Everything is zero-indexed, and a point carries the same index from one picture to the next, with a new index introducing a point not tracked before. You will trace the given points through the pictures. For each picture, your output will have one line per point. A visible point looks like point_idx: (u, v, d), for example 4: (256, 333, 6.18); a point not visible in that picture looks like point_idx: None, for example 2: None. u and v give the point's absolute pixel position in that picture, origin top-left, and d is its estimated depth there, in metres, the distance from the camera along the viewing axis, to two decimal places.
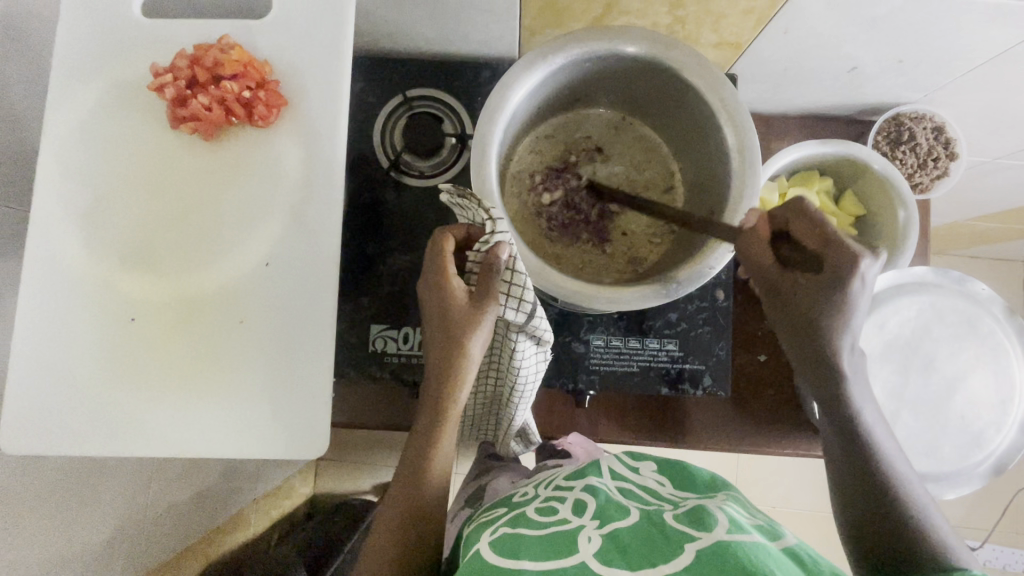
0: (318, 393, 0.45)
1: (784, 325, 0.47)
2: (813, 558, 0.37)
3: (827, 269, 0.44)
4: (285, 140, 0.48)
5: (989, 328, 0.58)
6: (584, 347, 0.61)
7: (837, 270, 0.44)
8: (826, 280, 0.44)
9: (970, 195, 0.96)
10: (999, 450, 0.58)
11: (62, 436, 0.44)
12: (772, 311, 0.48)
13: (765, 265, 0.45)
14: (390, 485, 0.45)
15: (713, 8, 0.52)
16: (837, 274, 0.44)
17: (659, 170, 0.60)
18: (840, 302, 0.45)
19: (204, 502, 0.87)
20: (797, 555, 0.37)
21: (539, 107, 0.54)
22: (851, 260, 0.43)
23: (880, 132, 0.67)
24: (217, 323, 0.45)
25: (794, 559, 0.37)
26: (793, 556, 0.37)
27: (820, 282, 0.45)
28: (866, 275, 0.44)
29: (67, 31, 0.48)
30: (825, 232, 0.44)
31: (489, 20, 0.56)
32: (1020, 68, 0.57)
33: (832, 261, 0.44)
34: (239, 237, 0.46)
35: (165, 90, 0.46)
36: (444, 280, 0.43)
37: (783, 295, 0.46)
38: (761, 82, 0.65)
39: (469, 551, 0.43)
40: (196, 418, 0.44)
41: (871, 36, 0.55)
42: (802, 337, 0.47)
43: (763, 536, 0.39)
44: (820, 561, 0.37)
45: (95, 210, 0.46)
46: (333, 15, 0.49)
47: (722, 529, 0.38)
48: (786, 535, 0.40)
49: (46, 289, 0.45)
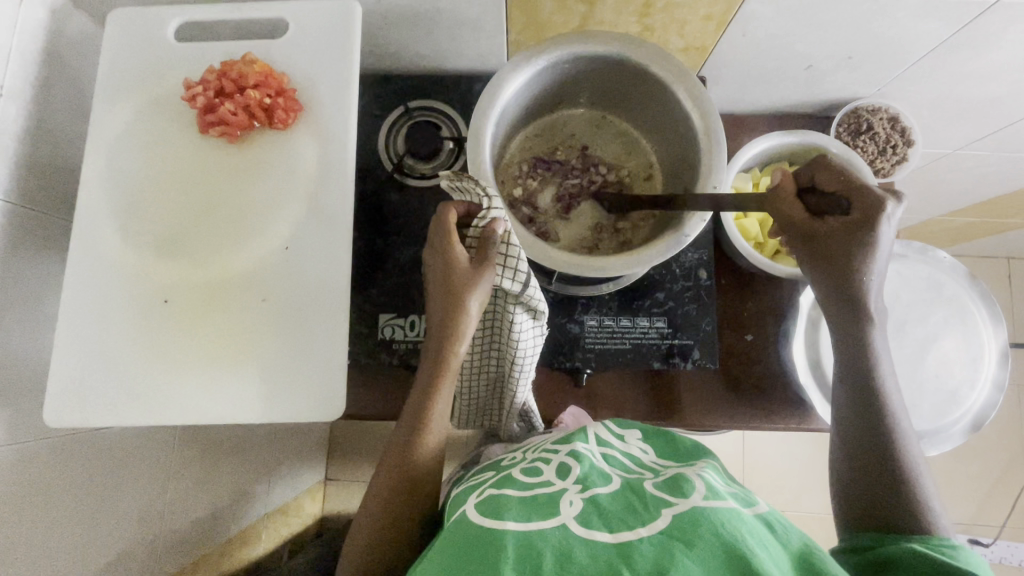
0: (335, 359, 0.51)
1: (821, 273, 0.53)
2: (785, 527, 0.38)
3: (856, 211, 0.51)
4: (302, 141, 0.54)
5: (954, 292, 0.63)
6: (579, 326, 0.65)
7: (863, 210, 0.50)
8: (855, 221, 0.50)
9: (942, 191, 1.01)
10: (976, 406, 0.61)
11: (106, 405, 0.49)
12: (805, 258, 0.54)
13: (794, 215, 0.53)
14: (392, 431, 0.50)
15: (677, 15, 0.59)
16: (864, 216, 0.50)
17: (639, 161, 0.66)
18: (869, 242, 0.50)
19: (223, 516, 0.88)
20: (770, 523, 0.38)
21: (527, 106, 0.61)
22: (873, 200, 0.50)
23: (841, 123, 0.73)
24: (242, 302, 0.51)
25: (769, 527, 0.38)
26: (768, 525, 0.38)
27: (849, 224, 0.51)
28: (893, 218, 0.50)
29: (112, 57, 0.55)
30: (845, 177, 0.51)
31: (479, 36, 0.63)
32: (960, 58, 0.63)
33: (857, 203, 0.51)
34: (261, 226, 0.53)
35: (196, 100, 0.52)
36: (448, 246, 0.48)
37: (816, 243, 0.52)
38: (729, 84, 0.71)
39: (455, 513, 0.44)
40: (223, 385, 0.50)
41: (820, 35, 0.61)
42: (836, 276, 0.52)
43: (738, 502, 0.39)
44: (791, 530, 0.38)
45: (137, 207, 0.52)
46: (342, 32, 0.56)
47: (699, 495, 0.39)
48: (760, 501, 0.41)
49: (88, 278, 0.51)
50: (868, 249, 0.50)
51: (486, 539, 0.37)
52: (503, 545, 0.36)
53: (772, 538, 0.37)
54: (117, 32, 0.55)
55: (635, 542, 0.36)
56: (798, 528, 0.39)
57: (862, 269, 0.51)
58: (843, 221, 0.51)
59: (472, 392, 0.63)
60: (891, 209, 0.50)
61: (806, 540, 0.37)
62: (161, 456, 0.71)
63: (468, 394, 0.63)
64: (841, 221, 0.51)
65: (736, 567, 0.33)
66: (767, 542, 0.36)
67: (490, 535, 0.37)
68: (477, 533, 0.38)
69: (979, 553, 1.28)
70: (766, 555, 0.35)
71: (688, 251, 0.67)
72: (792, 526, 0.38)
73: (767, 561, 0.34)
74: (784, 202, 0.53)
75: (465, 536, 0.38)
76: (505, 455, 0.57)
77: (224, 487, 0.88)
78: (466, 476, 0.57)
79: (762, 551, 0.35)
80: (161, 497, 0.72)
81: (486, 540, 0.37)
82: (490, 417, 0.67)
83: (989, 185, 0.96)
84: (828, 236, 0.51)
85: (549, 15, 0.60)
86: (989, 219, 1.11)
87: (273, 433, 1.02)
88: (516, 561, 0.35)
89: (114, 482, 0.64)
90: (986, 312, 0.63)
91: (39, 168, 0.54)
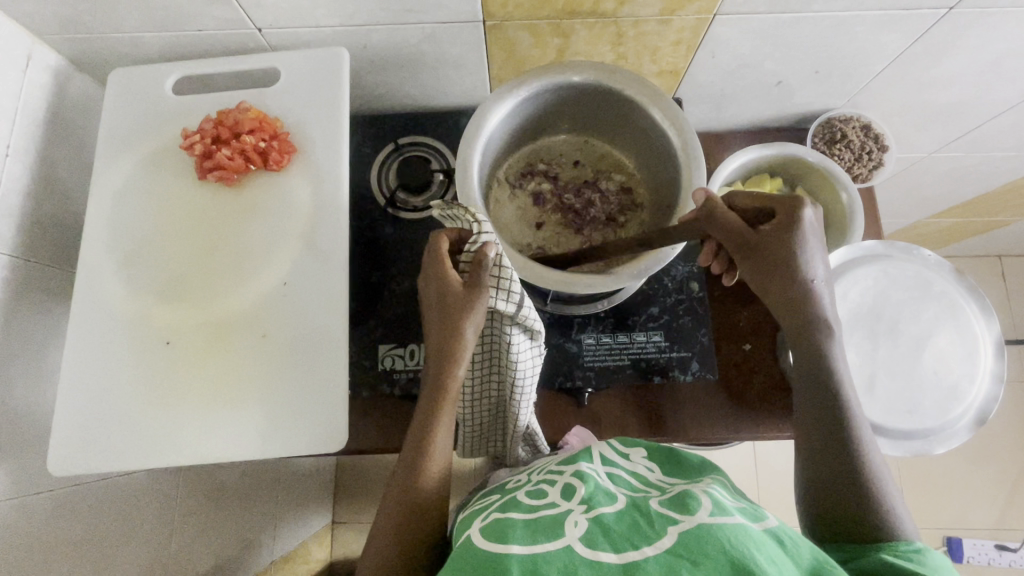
0: (336, 390, 0.52)
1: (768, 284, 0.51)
2: (795, 541, 0.38)
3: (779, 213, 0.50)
4: (296, 180, 0.56)
5: (942, 288, 0.64)
6: (577, 346, 0.66)
7: (786, 210, 0.50)
8: (783, 221, 0.50)
9: (922, 195, 1.03)
10: (978, 400, 0.61)
11: (112, 451, 0.50)
12: (749, 270, 0.52)
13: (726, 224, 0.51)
14: (396, 463, 0.50)
15: (647, 42, 0.62)
16: (791, 216, 0.50)
17: (623, 177, 0.68)
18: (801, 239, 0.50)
19: (229, 569, 0.85)
20: (781, 538, 0.38)
21: (511, 134, 0.63)
22: (795, 202, 0.50)
23: (816, 134, 0.75)
24: (242, 339, 0.52)
25: (779, 544, 0.37)
26: (778, 541, 0.37)
27: (781, 225, 0.50)
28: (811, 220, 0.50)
29: (114, 114, 0.58)
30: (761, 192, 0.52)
31: (462, 73, 0.66)
32: (920, 66, 0.66)
33: (780, 205, 0.50)
34: (259, 264, 0.54)
35: (193, 148, 0.55)
36: (442, 271, 0.50)
37: (753, 251, 0.51)
38: (704, 104, 0.74)
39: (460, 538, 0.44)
40: (225, 424, 0.51)
41: (786, 53, 0.64)
42: (777, 278, 0.50)
43: (746, 517, 0.39)
44: (802, 543, 0.38)
45: (138, 254, 0.54)
46: (330, 76, 0.59)
47: (705, 512, 0.39)
48: (769, 516, 0.40)
49: (91, 326, 0.52)
50: (799, 247, 0.50)
51: (491, 563, 0.37)
52: (508, 570, 0.36)
53: (782, 555, 0.36)
54: (118, 90, 0.58)
55: (642, 562, 0.36)
56: (808, 541, 0.38)
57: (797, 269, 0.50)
58: (773, 226, 0.50)
59: (475, 419, 0.62)
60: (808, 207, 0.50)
61: (818, 554, 0.37)
62: (166, 504, 0.70)
63: (472, 421, 0.62)
64: (773, 222, 0.50)
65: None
66: (777, 558, 0.36)
67: (495, 559, 0.37)
68: (483, 558, 0.38)
69: (1009, 559, 1.24)
70: (775, 571, 0.34)
71: (677, 264, 0.69)
72: (803, 541, 0.38)
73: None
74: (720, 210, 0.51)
75: (470, 561, 0.38)
76: (512, 479, 0.56)
77: (231, 535, 0.86)
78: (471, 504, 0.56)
79: (772, 568, 0.34)
80: (166, 549, 0.70)
81: (491, 564, 0.37)
82: (493, 443, 0.66)
83: (968, 185, 0.98)
84: (763, 246, 0.50)
85: (526, 49, 0.62)
86: (972, 219, 1.13)
87: (277, 477, 1.00)
88: None
89: (119, 534, 0.62)
90: (976, 306, 0.64)
91: (43, 223, 0.56)
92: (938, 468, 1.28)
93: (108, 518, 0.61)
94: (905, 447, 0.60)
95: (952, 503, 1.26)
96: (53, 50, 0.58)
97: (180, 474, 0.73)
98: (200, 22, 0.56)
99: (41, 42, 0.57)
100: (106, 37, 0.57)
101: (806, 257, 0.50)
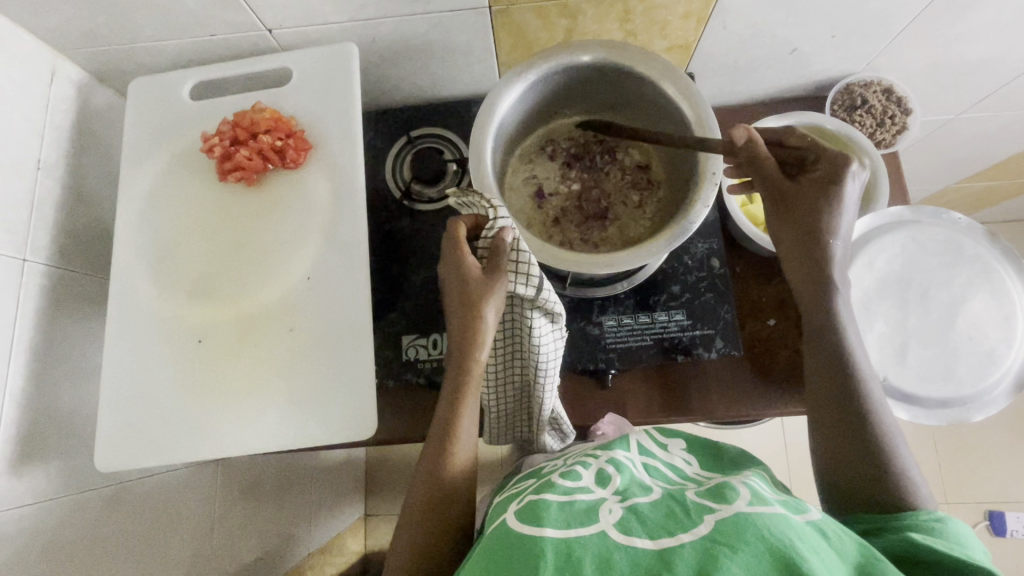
0: (363, 380, 0.53)
1: (789, 237, 0.53)
2: (838, 535, 0.37)
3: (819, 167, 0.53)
4: (314, 176, 0.57)
5: (973, 251, 0.62)
6: (598, 328, 0.66)
7: (828, 165, 0.52)
8: (822, 173, 0.52)
9: (951, 159, 0.99)
10: (1016, 365, 0.60)
11: (154, 447, 0.52)
12: (779, 219, 0.54)
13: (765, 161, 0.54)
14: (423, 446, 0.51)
15: (656, 16, 0.61)
16: (831, 169, 0.52)
17: (637, 154, 0.68)
18: (833, 194, 0.52)
19: (267, 563, 0.87)
20: (824, 531, 0.37)
21: (521, 120, 0.63)
22: (839, 161, 0.52)
23: (835, 101, 0.74)
24: (272, 334, 0.54)
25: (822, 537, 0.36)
26: (821, 534, 0.37)
27: (820, 177, 0.52)
28: (854, 176, 0.52)
29: (137, 123, 0.59)
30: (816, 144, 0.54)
31: (471, 61, 0.66)
32: (946, 23, 0.63)
33: (824, 162, 0.53)
34: (282, 259, 0.56)
35: (214, 150, 0.56)
36: (461, 256, 0.51)
37: (786, 195, 0.53)
38: (718, 77, 0.73)
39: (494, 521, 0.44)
40: (258, 417, 0.52)
41: (799, 19, 0.62)
42: (803, 230, 0.52)
43: (788, 509, 0.38)
44: (847, 536, 0.37)
45: (167, 257, 0.56)
46: (342, 71, 0.59)
47: (743, 501, 0.38)
48: (811, 508, 0.39)
49: (127, 327, 0.54)
50: (831, 207, 0.51)
51: (526, 548, 0.37)
52: (542, 553, 0.37)
53: (827, 547, 0.36)
54: (139, 100, 0.60)
55: (676, 549, 0.36)
56: (854, 536, 0.37)
57: (828, 222, 0.52)
58: (813, 178, 0.53)
59: (501, 406, 0.63)
60: (852, 168, 0.52)
61: (864, 550, 0.36)
62: (204, 500, 0.72)
63: (498, 408, 0.63)
64: (814, 174, 0.53)
65: (782, 565, 0.33)
66: (819, 547, 0.35)
67: (529, 544, 0.38)
68: (517, 540, 0.39)
69: None
70: (818, 561, 0.34)
71: (697, 242, 0.68)
72: (848, 534, 0.37)
73: (818, 566, 0.33)
74: (761, 157, 0.53)
75: (504, 545, 0.39)
76: (546, 465, 0.56)
77: (269, 529, 0.88)
78: (506, 489, 0.57)
79: (815, 558, 0.34)
80: (207, 545, 0.72)
81: (527, 546, 0.37)
82: (520, 428, 0.67)
83: (1000, 146, 0.94)
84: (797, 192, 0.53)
85: (534, 32, 0.62)
86: (1004, 180, 1.09)
87: (307, 474, 1.02)
88: (556, 566, 0.35)
89: (164, 529, 0.64)
90: (1012, 268, 0.62)
91: (77, 233, 0.58)
92: (975, 441, 1.24)
93: (152, 515, 0.63)
94: (941, 415, 0.59)
95: (993, 475, 1.23)
96: (75, 64, 0.60)
97: (217, 472, 0.75)
98: (212, 27, 0.57)
99: (62, 57, 0.58)
100: (124, 48, 0.59)
101: (838, 216, 0.52)
